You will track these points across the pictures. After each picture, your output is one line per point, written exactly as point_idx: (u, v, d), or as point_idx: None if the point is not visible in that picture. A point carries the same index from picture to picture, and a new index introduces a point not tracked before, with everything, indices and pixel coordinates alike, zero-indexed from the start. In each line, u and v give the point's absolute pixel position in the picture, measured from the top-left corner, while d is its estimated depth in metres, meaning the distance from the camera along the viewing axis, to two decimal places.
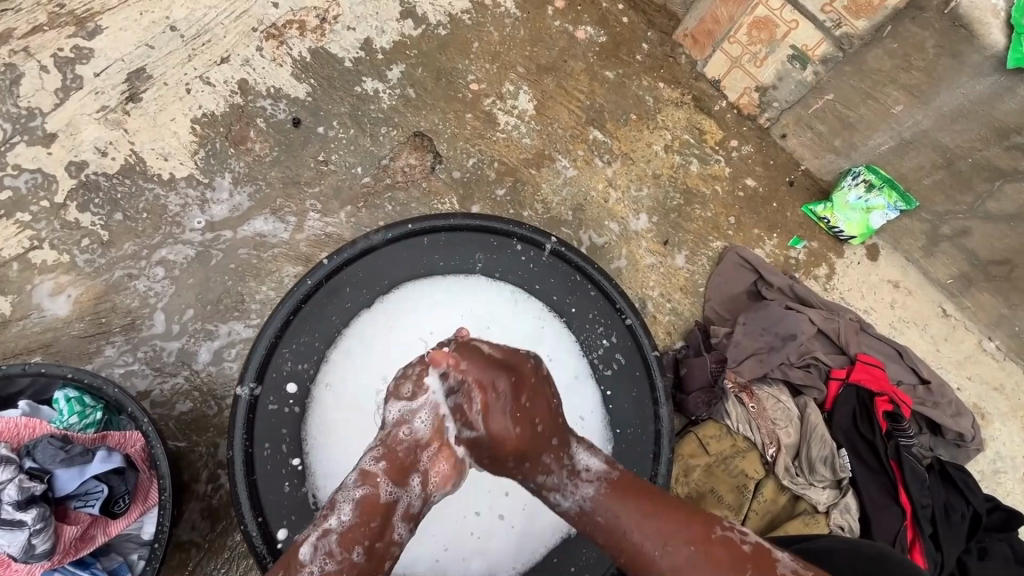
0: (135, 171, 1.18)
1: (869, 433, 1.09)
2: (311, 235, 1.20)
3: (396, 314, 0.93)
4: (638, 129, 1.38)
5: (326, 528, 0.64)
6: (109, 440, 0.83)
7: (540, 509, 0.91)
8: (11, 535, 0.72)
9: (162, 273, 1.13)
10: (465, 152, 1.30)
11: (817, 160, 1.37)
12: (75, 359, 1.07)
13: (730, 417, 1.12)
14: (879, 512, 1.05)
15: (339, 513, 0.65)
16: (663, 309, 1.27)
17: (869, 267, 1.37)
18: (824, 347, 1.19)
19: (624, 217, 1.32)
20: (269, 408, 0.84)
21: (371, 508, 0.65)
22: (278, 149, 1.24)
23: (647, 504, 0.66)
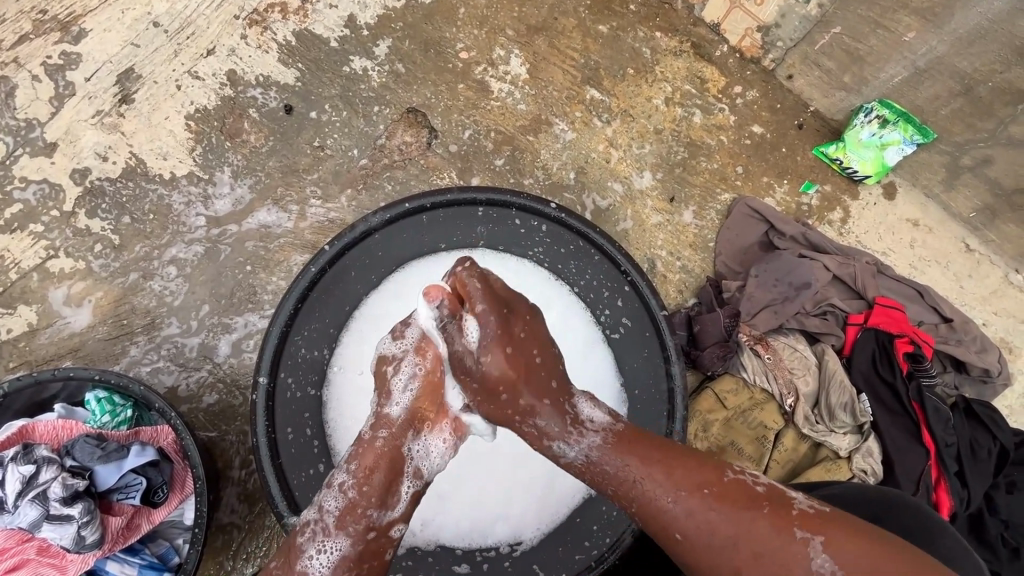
0: (137, 173, 1.19)
1: (891, 374, 1.07)
2: (314, 222, 1.20)
3: (405, 295, 0.94)
4: (636, 84, 1.34)
5: (322, 509, 0.72)
6: (142, 436, 0.86)
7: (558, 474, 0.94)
8: (61, 529, 0.75)
9: (175, 272, 1.15)
10: (460, 124, 1.28)
11: (826, 100, 1.31)
12: (103, 361, 1.10)
13: (747, 369, 1.11)
14: (903, 454, 1.03)
15: (334, 493, 0.72)
16: (673, 267, 1.25)
17: (886, 206, 1.32)
18: (841, 293, 1.17)
19: (627, 176, 1.29)
20: (286, 395, 0.85)
21: (354, 501, 0.71)
22: (274, 138, 1.23)
23: (652, 453, 0.68)
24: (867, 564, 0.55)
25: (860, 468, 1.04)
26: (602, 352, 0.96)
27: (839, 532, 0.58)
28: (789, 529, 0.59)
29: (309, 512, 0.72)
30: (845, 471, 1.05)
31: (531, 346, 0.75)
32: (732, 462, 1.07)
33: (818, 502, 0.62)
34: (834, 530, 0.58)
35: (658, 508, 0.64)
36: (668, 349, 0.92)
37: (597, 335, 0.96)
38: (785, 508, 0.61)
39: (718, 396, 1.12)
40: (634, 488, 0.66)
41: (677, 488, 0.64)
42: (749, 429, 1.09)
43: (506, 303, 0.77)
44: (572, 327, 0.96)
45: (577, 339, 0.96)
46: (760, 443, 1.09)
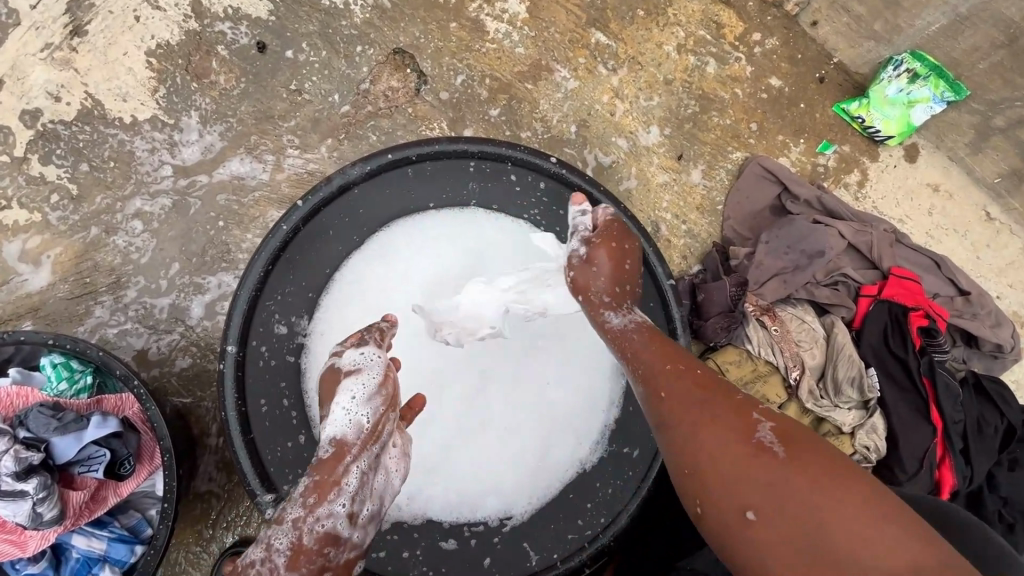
0: (94, 116, 1.08)
1: (899, 348, 1.03)
2: (291, 174, 1.10)
3: (388, 255, 0.88)
4: (646, 28, 1.22)
5: (273, 548, 0.65)
6: (105, 405, 0.80)
7: (551, 448, 0.89)
8: (16, 505, 0.70)
9: (141, 227, 1.06)
10: (452, 69, 1.16)
11: (852, 50, 1.20)
12: (66, 322, 1.03)
13: (751, 341, 1.06)
14: (909, 432, 1.00)
15: (287, 530, 0.66)
16: (678, 231, 1.18)
17: (906, 170, 1.24)
18: (853, 262, 1.10)
19: (633, 131, 1.19)
20: (258, 364, 0.78)
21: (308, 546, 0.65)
22: (246, 80, 1.12)
23: (668, 346, 0.69)
24: (799, 464, 0.54)
25: (863, 444, 1.00)
26: None
27: (797, 439, 0.56)
28: (747, 412, 0.59)
29: (256, 550, 0.66)
30: (847, 446, 1.01)
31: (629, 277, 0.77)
32: None
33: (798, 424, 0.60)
34: (792, 428, 0.57)
35: (648, 366, 0.67)
36: (673, 321, 0.85)
37: None
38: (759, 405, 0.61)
39: (720, 368, 1.06)
40: (635, 359, 0.69)
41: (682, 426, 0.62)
42: None
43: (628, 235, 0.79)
44: None
45: None
46: None
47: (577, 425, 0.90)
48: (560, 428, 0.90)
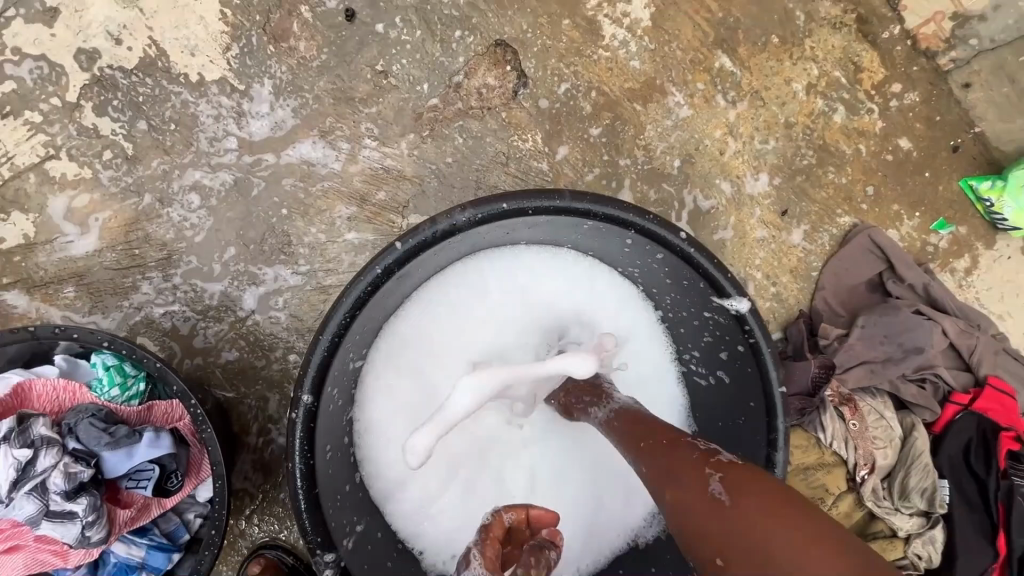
0: (157, 69, 0.97)
1: (977, 460, 0.97)
2: (366, 168, 1.00)
3: (468, 285, 0.86)
4: (777, 58, 1.08)
5: None
6: (155, 414, 0.75)
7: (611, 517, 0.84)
8: (64, 527, 0.65)
9: (198, 201, 0.98)
10: (557, 74, 1.04)
11: (1001, 124, 1.08)
12: (110, 294, 0.96)
13: (825, 430, 0.99)
14: (970, 552, 0.95)
15: None
16: (765, 293, 1.08)
17: (1020, 264, 1.14)
18: (948, 361, 1.02)
19: (740, 176, 1.08)
20: (329, 408, 0.72)
21: None
22: (328, 51, 0.99)
23: None
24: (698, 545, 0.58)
25: (916, 553, 0.97)
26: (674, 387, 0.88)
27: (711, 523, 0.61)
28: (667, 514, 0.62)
29: None
30: (897, 551, 0.98)
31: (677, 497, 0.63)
32: None
33: None
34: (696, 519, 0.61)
35: None
36: (775, 433, 0.74)
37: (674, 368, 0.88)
38: None
39: None
40: None
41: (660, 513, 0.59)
42: (809, 488, 1.01)
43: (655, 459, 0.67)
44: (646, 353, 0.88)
45: (649, 365, 0.88)
46: (814, 505, 1.01)
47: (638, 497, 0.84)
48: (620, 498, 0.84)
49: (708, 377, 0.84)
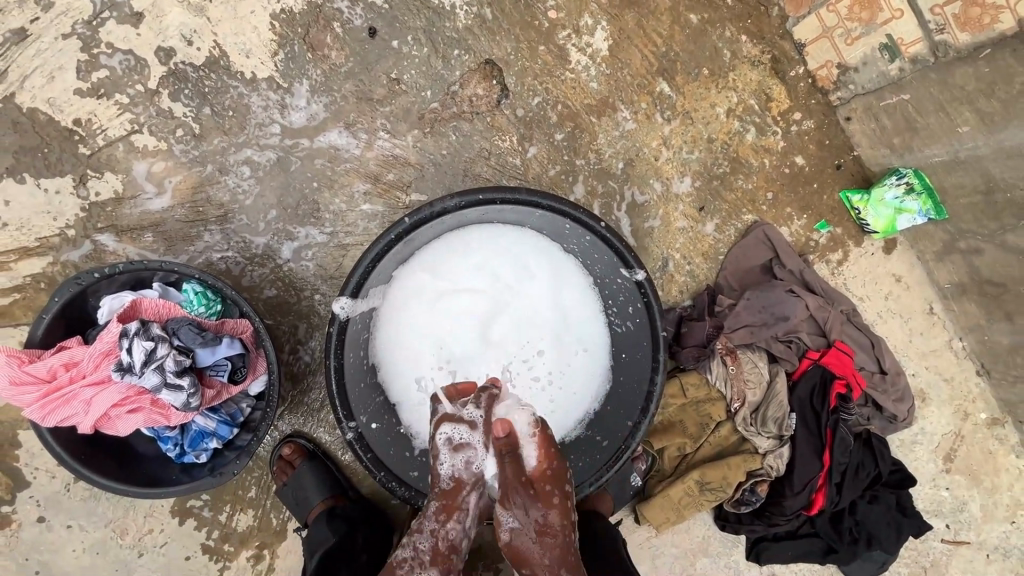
0: (220, 66, 1.24)
1: (815, 404, 1.33)
2: (380, 154, 1.30)
3: (456, 251, 1.18)
4: (706, 87, 1.39)
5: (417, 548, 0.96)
6: (227, 327, 1.07)
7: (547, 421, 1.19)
8: (175, 394, 0.98)
9: (249, 172, 1.27)
10: (532, 89, 1.33)
11: (871, 151, 1.40)
12: (180, 240, 1.26)
13: (712, 372, 1.35)
14: (803, 463, 1.33)
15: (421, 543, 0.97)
16: (682, 270, 1.42)
17: (880, 259, 1.49)
18: (810, 329, 1.38)
19: (669, 178, 1.40)
20: (353, 328, 1.07)
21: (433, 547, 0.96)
22: (354, 60, 1.27)
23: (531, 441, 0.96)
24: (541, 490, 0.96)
25: (769, 464, 1.34)
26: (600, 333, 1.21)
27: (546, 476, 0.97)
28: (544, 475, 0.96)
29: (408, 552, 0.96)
30: (757, 462, 1.35)
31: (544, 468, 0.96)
32: (675, 435, 1.37)
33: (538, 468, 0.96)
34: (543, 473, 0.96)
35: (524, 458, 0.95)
36: (657, 362, 1.10)
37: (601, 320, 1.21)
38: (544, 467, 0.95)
39: (682, 386, 1.37)
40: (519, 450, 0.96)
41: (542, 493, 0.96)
42: (698, 415, 1.37)
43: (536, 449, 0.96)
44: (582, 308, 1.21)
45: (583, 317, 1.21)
46: (701, 427, 1.37)
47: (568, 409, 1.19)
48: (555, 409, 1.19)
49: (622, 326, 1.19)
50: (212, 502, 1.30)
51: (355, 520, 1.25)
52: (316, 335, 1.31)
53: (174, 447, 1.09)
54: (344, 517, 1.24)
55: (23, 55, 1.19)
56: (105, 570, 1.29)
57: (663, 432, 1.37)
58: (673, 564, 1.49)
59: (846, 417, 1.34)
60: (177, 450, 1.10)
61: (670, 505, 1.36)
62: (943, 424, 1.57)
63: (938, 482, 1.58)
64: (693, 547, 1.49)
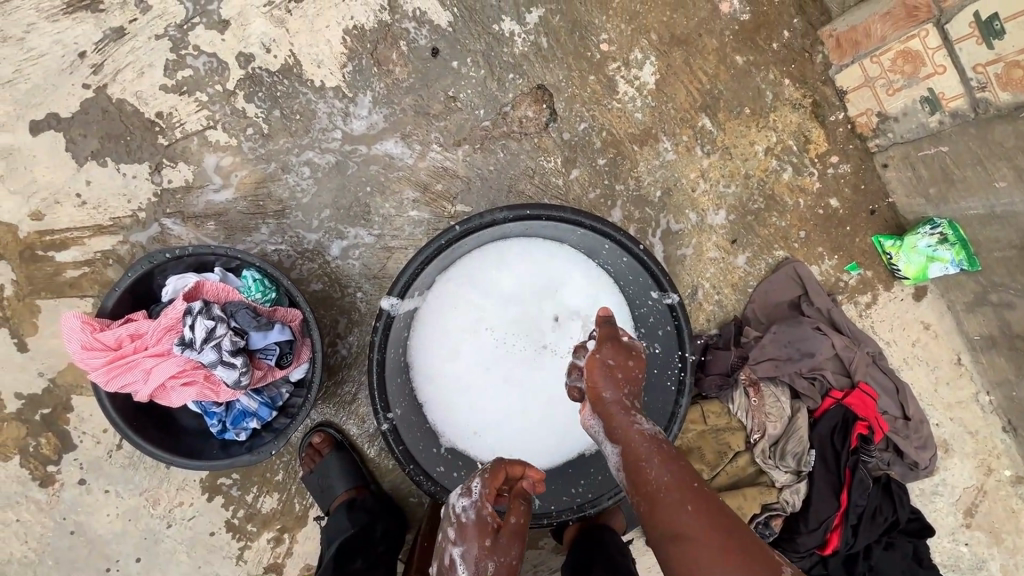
0: (293, 73, 1.34)
1: (836, 443, 1.34)
2: (431, 165, 1.37)
3: (497, 258, 1.25)
4: (747, 125, 1.44)
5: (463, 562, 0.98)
6: (279, 314, 1.14)
7: (571, 432, 1.24)
8: (229, 371, 1.04)
9: (308, 172, 1.35)
10: (579, 115, 1.40)
11: (907, 198, 1.43)
12: (239, 230, 1.34)
13: (734, 403, 1.38)
14: (820, 501, 1.34)
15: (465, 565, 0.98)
16: (710, 299, 1.46)
17: (909, 305, 1.51)
18: (834, 367, 1.39)
19: (704, 210, 1.44)
20: (396, 325, 1.11)
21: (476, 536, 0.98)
22: (415, 77, 1.36)
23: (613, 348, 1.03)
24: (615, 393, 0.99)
25: (785, 498, 1.36)
26: None
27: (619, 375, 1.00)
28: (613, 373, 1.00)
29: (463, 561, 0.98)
30: (773, 496, 1.36)
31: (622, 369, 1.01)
32: (693, 461, 1.39)
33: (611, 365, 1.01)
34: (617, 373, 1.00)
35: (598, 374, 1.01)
36: (683, 385, 1.12)
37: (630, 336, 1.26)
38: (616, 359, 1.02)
39: (703, 413, 1.40)
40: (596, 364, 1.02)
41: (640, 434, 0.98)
42: (716, 443, 1.39)
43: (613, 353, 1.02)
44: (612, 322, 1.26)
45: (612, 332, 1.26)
46: (720, 456, 1.39)
47: None
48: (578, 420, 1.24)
49: (650, 346, 1.23)
50: (241, 482, 1.36)
51: (374, 513, 1.29)
52: (355, 330, 1.38)
53: (217, 423, 1.15)
54: (363, 509, 1.28)
55: (119, 51, 1.31)
56: (135, 537, 1.35)
57: (681, 457, 1.39)
58: None
59: (866, 459, 1.35)
60: (219, 426, 1.16)
61: None
62: (966, 477, 1.55)
63: (957, 537, 1.55)
64: None
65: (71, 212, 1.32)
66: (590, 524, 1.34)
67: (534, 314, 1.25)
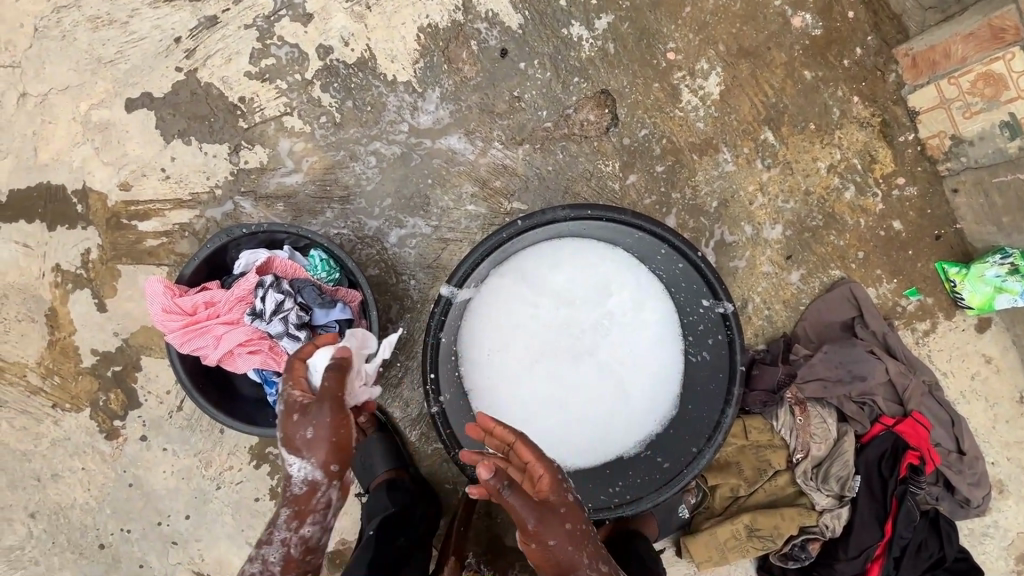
0: (367, 66, 1.40)
1: (883, 471, 1.31)
2: (491, 162, 1.41)
3: (551, 256, 1.27)
4: (810, 141, 1.43)
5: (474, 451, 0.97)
6: (340, 293, 1.20)
7: (613, 433, 1.25)
8: (294, 344, 1.10)
9: (374, 162, 1.41)
10: (640, 122, 1.41)
11: (976, 225, 1.39)
12: (305, 212, 1.41)
13: (778, 420, 1.36)
14: (861, 528, 1.30)
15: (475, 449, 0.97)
16: (760, 313, 1.44)
17: (971, 336, 1.45)
18: (887, 394, 1.36)
19: (760, 223, 1.43)
20: (452, 312, 1.15)
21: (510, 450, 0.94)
22: (483, 76, 1.41)
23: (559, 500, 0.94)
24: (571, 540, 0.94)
25: (824, 522, 1.32)
26: (673, 354, 1.27)
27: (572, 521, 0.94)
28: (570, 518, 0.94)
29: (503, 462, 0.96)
30: (812, 518, 1.33)
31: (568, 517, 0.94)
32: (730, 475, 1.37)
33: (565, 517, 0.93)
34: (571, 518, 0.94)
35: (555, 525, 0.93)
36: (731, 395, 1.11)
37: (676, 342, 1.27)
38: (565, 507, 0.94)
39: (745, 427, 1.38)
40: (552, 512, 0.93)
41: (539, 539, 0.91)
42: (757, 460, 1.37)
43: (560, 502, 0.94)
44: (660, 326, 1.28)
45: (658, 335, 1.28)
46: (759, 472, 1.37)
47: (634, 424, 1.25)
48: (621, 421, 1.26)
49: (698, 355, 1.23)
50: None
51: (412, 495, 1.32)
52: (406, 316, 1.42)
53: (275, 392, 1.21)
54: (402, 490, 1.31)
55: (210, 38, 1.40)
56: (186, 494, 1.43)
57: (718, 470, 1.38)
58: None
59: (915, 490, 1.30)
60: (277, 396, 1.22)
61: (719, 547, 1.36)
62: (1021, 522, 1.48)
63: None
64: None
65: (155, 185, 1.41)
66: (621, 529, 1.35)
67: (583, 313, 1.27)
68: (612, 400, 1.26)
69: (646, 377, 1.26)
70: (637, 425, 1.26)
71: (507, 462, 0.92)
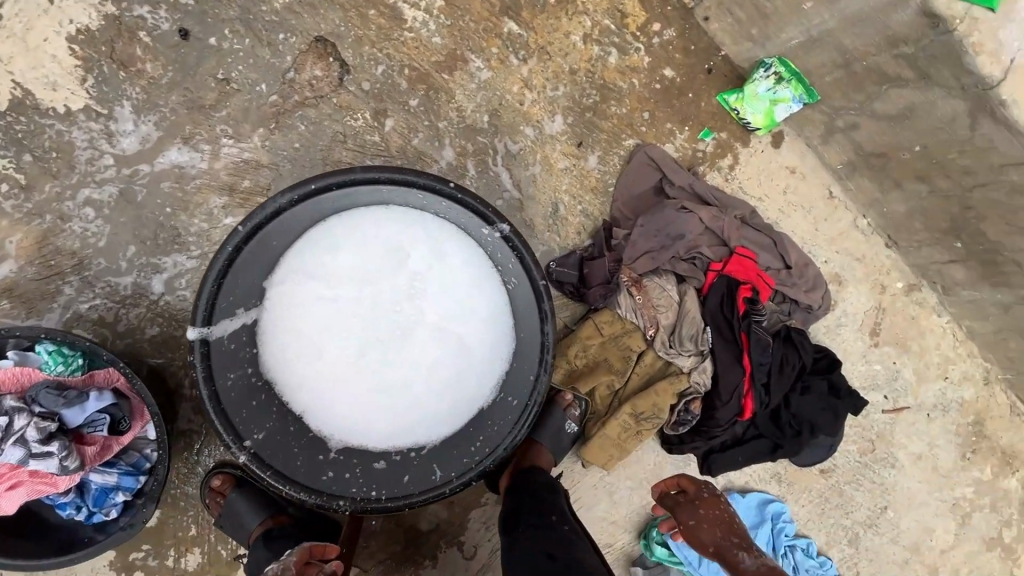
0: (27, 106, 1.15)
1: (725, 314, 1.34)
2: (228, 162, 1.22)
3: (326, 240, 1.14)
4: (556, 17, 1.33)
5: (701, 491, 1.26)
6: (96, 379, 1.05)
7: (462, 391, 1.18)
8: (46, 461, 0.95)
9: (93, 213, 1.19)
10: (373, 59, 1.26)
11: (735, 47, 1.39)
12: (38, 299, 1.18)
13: (621, 306, 1.36)
14: (727, 373, 1.34)
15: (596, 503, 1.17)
16: (574, 210, 1.39)
17: (771, 154, 1.48)
18: (709, 241, 1.37)
19: (539, 120, 1.35)
20: (222, 347, 1.09)
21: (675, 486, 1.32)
22: (173, 68, 1.19)
23: (710, 499, 1.27)
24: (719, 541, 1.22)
25: (695, 381, 1.37)
26: (492, 288, 1.19)
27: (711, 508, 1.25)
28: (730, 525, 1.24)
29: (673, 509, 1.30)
30: (684, 382, 1.38)
31: (712, 517, 1.24)
32: (603, 374, 1.39)
33: (705, 511, 1.25)
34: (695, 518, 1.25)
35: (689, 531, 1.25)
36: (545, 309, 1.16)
37: (491, 275, 1.19)
38: (711, 500, 1.27)
39: (596, 325, 1.38)
40: (694, 526, 1.24)
41: (744, 558, 1.18)
42: (620, 350, 1.38)
43: (693, 497, 1.28)
44: (468, 265, 1.19)
45: (472, 276, 1.19)
46: (626, 360, 1.39)
47: (480, 374, 1.18)
48: (466, 376, 1.17)
49: (510, 280, 1.19)
50: (153, 551, 1.28)
51: (294, 538, 1.20)
52: None
53: (76, 510, 1.05)
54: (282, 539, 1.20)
55: None
56: None
57: (589, 373, 1.39)
58: (633, 495, 1.52)
59: (758, 318, 1.36)
60: (82, 513, 1.05)
61: (616, 443, 1.39)
62: (863, 302, 1.60)
63: (868, 358, 1.63)
64: (650, 476, 1.52)
65: None
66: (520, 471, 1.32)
67: (385, 285, 1.15)
68: (453, 359, 1.17)
69: (474, 322, 1.18)
70: (487, 371, 1.18)
71: (703, 499, 1.27)
